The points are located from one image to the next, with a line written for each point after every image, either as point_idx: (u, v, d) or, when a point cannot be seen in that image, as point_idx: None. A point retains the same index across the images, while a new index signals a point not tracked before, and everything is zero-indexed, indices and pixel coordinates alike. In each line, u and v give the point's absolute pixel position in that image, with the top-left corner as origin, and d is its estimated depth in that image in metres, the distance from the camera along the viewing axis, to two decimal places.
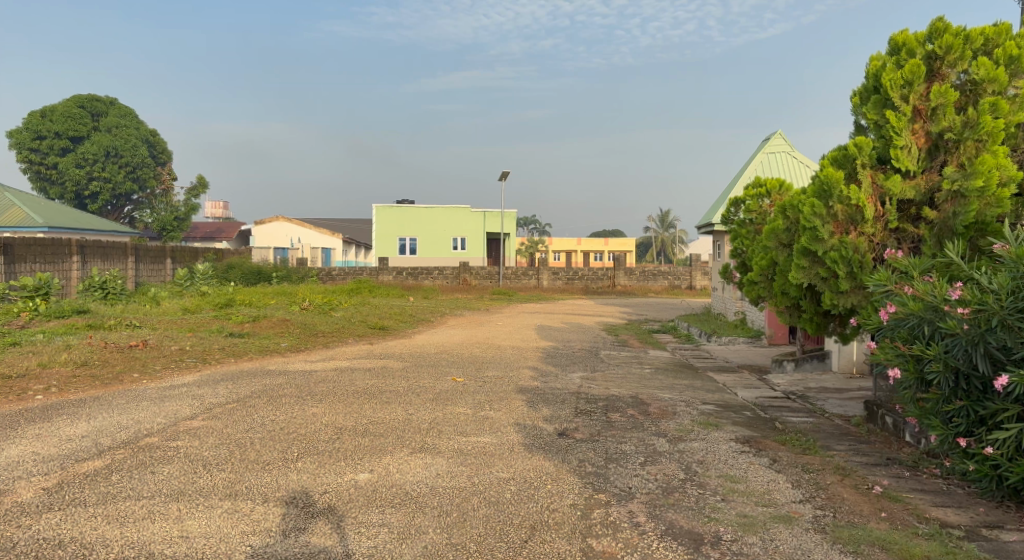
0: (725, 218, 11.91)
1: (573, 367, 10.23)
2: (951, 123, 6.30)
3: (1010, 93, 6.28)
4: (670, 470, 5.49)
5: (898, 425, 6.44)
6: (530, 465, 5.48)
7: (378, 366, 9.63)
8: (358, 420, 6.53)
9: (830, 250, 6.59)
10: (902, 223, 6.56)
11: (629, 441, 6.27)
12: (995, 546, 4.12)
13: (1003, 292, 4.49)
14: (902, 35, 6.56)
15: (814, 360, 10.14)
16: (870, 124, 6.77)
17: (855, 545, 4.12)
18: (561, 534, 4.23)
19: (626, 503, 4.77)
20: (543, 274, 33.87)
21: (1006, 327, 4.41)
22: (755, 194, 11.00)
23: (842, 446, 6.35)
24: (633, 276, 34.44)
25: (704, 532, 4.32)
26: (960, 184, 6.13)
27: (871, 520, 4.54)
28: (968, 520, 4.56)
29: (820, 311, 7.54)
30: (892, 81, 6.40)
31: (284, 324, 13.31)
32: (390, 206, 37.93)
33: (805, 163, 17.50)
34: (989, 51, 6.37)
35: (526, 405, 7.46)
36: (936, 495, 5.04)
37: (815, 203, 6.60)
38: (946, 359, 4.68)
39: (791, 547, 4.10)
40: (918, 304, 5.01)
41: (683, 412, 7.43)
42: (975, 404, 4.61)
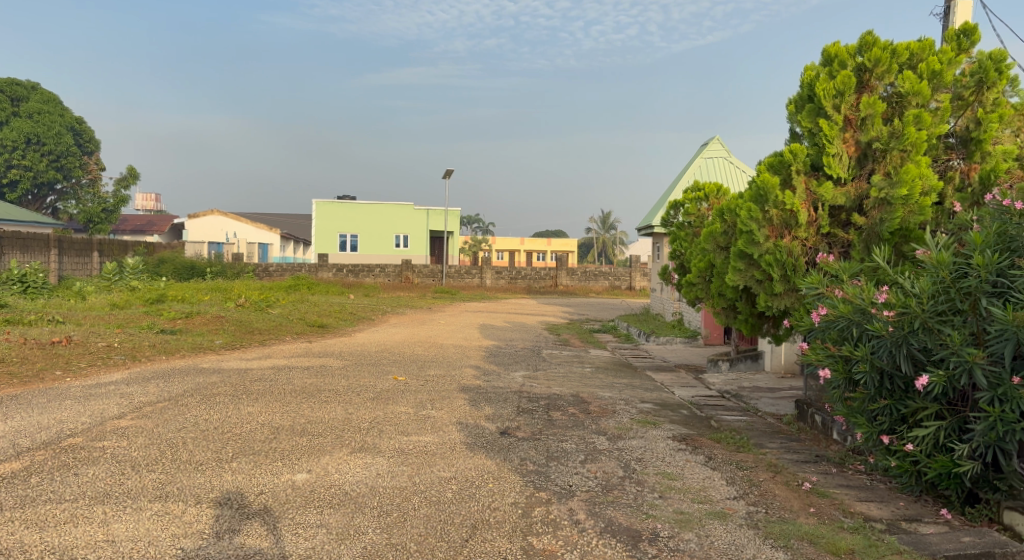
0: (664, 219, 12.24)
1: (515, 366, 10.26)
2: (878, 133, 6.54)
3: (932, 106, 6.57)
4: (610, 468, 5.57)
5: (826, 424, 6.69)
6: (471, 464, 5.47)
7: (317, 365, 9.44)
8: (295, 420, 6.39)
9: (765, 253, 6.79)
10: (834, 228, 6.80)
11: (570, 439, 6.33)
12: (914, 539, 4.31)
13: (924, 296, 4.69)
14: (834, 47, 6.79)
15: (748, 360, 10.44)
16: (804, 132, 7.00)
17: (785, 540, 4.25)
18: (502, 533, 4.24)
19: (567, 501, 4.81)
20: (486, 273, 33.90)
21: (927, 329, 4.63)
22: (693, 198, 11.19)
23: (773, 444, 6.54)
24: (574, 276, 34.87)
25: (642, 529, 4.39)
26: (886, 192, 6.40)
27: (800, 515, 4.70)
28: (889, 514, 4.76)
29: (754, 313, 7.77)
30: (825, 91, 6.62)
31: (218, 321, 12.92)
32: (330, 201, 37.34)
33: (739, 167, 17.99)
34: (914, 66, 6.64)
35: (468, 404, 7.43)
36: (860, 491, 5.25)
37: (752, 208, 6.80)
38: (872, 360, 4.86)
39: (725, 543, 4.20)
40: (847, 306, 5.16)
41: (622, 410, 7.55)
42: (897, 403, 4.85)
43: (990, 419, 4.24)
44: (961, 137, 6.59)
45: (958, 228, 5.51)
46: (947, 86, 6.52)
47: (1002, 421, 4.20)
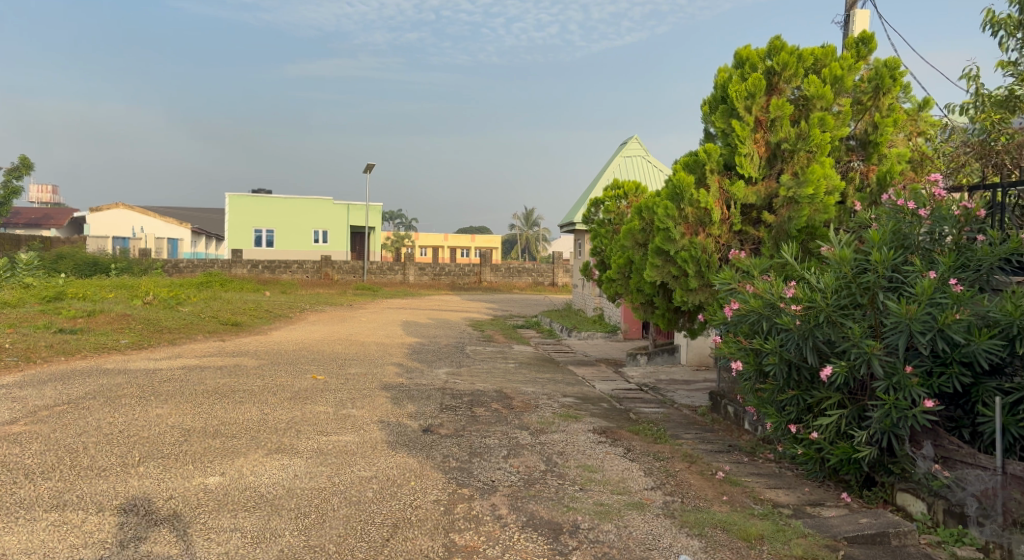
0: (585, 216, 12.35)
1: (438, 362, 10.20)
2: (786, 135, 6.82)
3: (835, 110, 6.89)
4: (532, 462, 5.61)
5: (738, 414, 6.95)
6: (392, 463, 5.39)
7: (232, 364, 9.10)
8: (208, 422, 6.14)
9: (681, 250, 7.02)
10: (745, 226, 7.08)
11: (493, 435, 6.33)
12: (817, 522, 4.53)
13: (829, 291, 4.93)
14: (745, 50, 7.03)
15: (664, 354, 10.71)
16: (718, 132, 7.23)
17: (699, 528, 4.39)
18: (423, 531, 4.20)
19: (489, 497, 4.82)
20: (408, 269, 33.54)
21: (831, 322, 4.86)
22: (613, 195, 11.38)
23: (689, 435, 6.75)
24: (498, 272, 34.91)
25: (563, 522, 4.44)
26: (793, 191, 6.68)
27: (714, 504, 4.86)
28: (795, 499, 4.99)
29: (671, 308, 7.99)
30: (737, 93, 6.85)
31: (123, 320, 12.29)
32: (244, 195, 36.01)
33: (657, 167, 18.44)
34: (818, 70, 6.95)
35: (389, 402, 7.33)
36: (769, 478, 5.47)
37: (668, 206, 6.99)
38: (781, 352, 5.07)
39: (643, 533, 4.30)
40: (758, 301, 5.37)
41: (545, 405, 7.62)
42: (804, 393, 5.09)
43: (886, 407, 4.51)
44: (860, 140, 6.95)
45: (857, 227, 5.82)
46: (847, 91, 6.87)
47: (896, 408, 4.48)
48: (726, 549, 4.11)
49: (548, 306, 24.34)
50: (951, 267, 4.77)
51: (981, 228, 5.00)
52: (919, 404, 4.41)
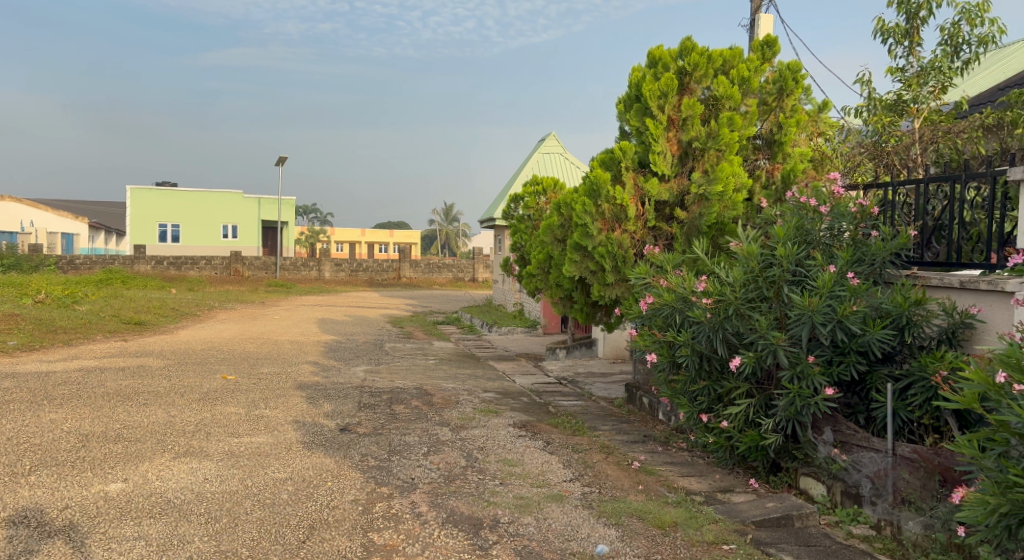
0: (505, 212, 12.39)
1: (356, 360, 10.04)
2: (697, 134, 7.03)
3: (742, 110, 7.14)
4: (452, 458, 5.60)
5: (653, 405, 7.14)
6: (308, 463, 5.28)
7: (134, 365, 8.69)
8: (109, 426, 5.84)
9: (598, 246, 7.16)
10: (659, 222, 7.27)
11: (413, 432, 6.28)
12: (727, 508, 4.71)
13: (737, 285, 5.11)
14: (658, 50, 7.18)
15: (583, 348, 10.92)
16: (633, 130, 7.38)
17: (616, 517, 4.49)
18: (341, 531, 4.13)
19: (408, 494, 4.78)
20: (324, 265, 32.86)
21: (740, 315, 5.05)
22: (533, 192, 11.43)
23: (606, 426, 6.89)
24: (417, 268, 34.71)
25: (483, 516, 4.46)
26: (704, 188, 6.91)
27: (630, 493, 4.98)
28: (707, 486, 5.17)
29: (589, 302, 8.14)
30: (650, 92, 7.00)
31: (11, 320, 11.53)
32: (146, 188, 34.42)
33: (575, 163, 18.70)
34: (727, 71, 7.18)
35: (305, 401, 7.17)
36: (682, 466, 5.65)
37: (586, 202, 7.09)
38: (693, 345, 5.23)
39: (562, 525, 4.36)
40: (671, 295, 5.52)
41: (465, 400, 7.62)
42: (715, 383, 5.28)
43: (790, 395, 4.73)
44: (766, 139, 7.24)
45: (763, 223, 6.06)
46: (754, 92, 7.13)
47: (800, 396, 4.70)
48: (642, 537, 4.22)
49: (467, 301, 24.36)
50: (848, 261, 5.03)
51: (875, 224, 5.29)
52: (820, 392, 4.65)
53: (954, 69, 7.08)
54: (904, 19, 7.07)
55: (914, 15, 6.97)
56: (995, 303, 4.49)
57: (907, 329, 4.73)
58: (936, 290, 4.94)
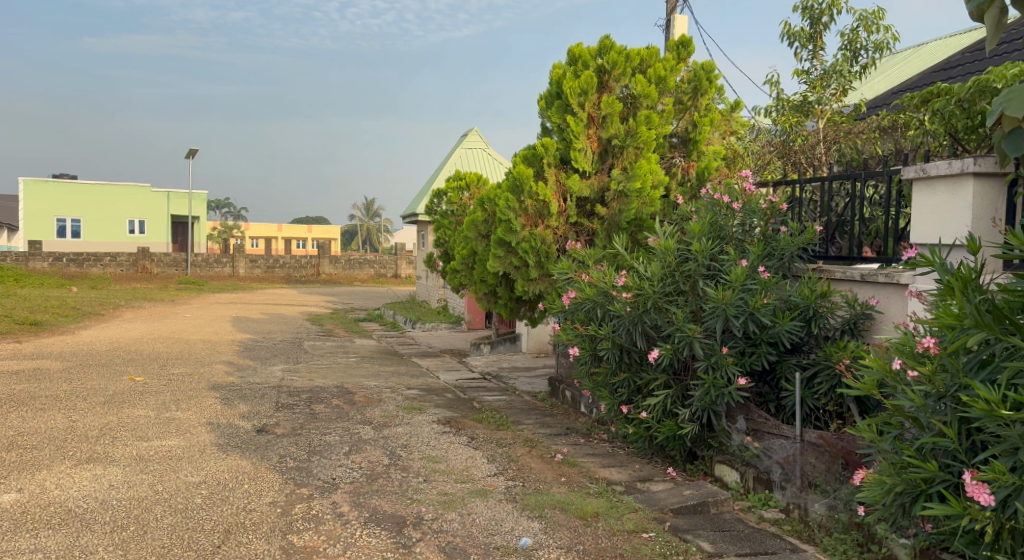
0: (428, 208, 12.30)
1: (273, 359, 9.77)
2: (616, 131, 7.16)
3: (659, 108, 7.32)
4: (374, 457, 5.53)
5: (576, 398, 7.25)
6: (223, 466, 5.11)
7: (29, 368, 8.19)
8: (2, 433, 5.49)
9: (521, 241, 7.21)
10: (580, 218, 7.37)
11: (334, 432, 6.17)
12: (646, 496, 4.82)
13: (655, 279, 5.25)
14: (578, 48, 7.27)
15: (506, 343, 10.98)
16: (554, 126, 7.44)
17: (539, 510, 4.53)
18: (258, 535, 4.02)
19: (329, 495, 4.69)
20: (239, 262, 31.84)
21: (658, 308, 5.18)
22: (456, 186, 11.35)
23: (530, 420, 6.94)
24: (338, 264, 34.10)
25: (407, 514, 4.42)
26: (623, 185, 7.05)
27: (553, 485, 5.04)
28: (627, 476, 5.28)
29: (513, 297, 8.19)
30: (571, 89, 7.07)
31: None
32: (43, 180, 32.57)
33: (497, 159, 18.71)
34: (644, 70, 7.34)
35: (219, 402, 6.94)
36: (603, 458, 5.76)
37: (509, 198, 7.12)
38: (613, 338, 5.34)
39: (486, 520, 4.37)
40: (592, 290, 5.62)
41: (388, 398, 7.54)
42: (634, 375, 5.40)
43: (705, 386, 4.89)
44: (682, 137, 7.44)
45: (679, 219, 6.22)
46: (669, 91, 7.31)
47: (714, 386, 4.86)
48: (565, 528, 4.27)
49: (387, 298, 24.09)
50: (759, 255, 5.23)
51: (783, 220, 5.51)
52: (733, 382, 4.82)
53: (853, 72, 7.46)
54: (808, 24, 7.39)
55: (818, 20, 7.29)
56: (892, 295, 4.73)
57: (814, 320, 4.96)
58: (840, 282, 5.18)
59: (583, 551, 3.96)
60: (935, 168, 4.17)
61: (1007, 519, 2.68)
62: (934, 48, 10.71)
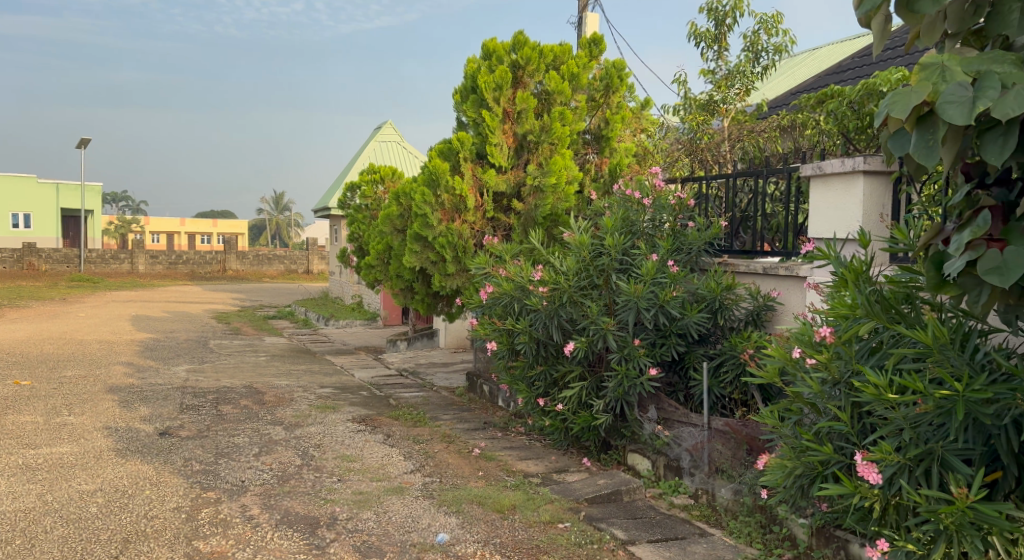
0: (341, 201, 12.04)
1: (177, 359, 9.35)
2: (531, 127, 7.19)
3: (572, 105, 7.40)
4: (286, 458, 5.38)
5: (493, 392, 7.28)
6: (122, 472, 4.85)
7: None
8: None
9: (438, 236, 7.17)
10: (497, 213, 7.38)
11: (243, 433, 5.96)
12: (562, 487, 4.89)
13: (570, 273, 5.31)
14: (492, 42, 7.26)
15: (423, 339, 10.92)
16: (469, 121, 7.41)
17: (456, 505, 4.52)
18: (161, 543, 3.83)
19: (238, 498, 4.53)
20: (138, 258, 30.32)
21: (573, 302, 5.25)
22: (370, 179, 11.07)
23: (447, 416, 6.92)
24: (246, 260, 33.00)
25: (320, 515, 4.32)
26: (539, 180, 7.10)
27: (470, 480, 5.04)
28: (544, 468, 5.34)
29: (430, 292, 8.13)
30: (485, 83, 7.06)
31: None
32: None
33: (412, 153, 18.51)
34: (557, 67, 7.41)
35: (117, 405, 6.58)
36: (521, 450, 5.80)
37: (425, 193, 7.06)
38: (530, 332, 5.38)
39: (402, 517, 4.33)
40: (509, 284, 5.64)
41: (300, 397, 7.34)
42: (550, 368, 5.46)
43: (619, 377, 4.99)
44: (595, 134, 7.56)
45: (593, 215, 6.32)
46: (582, 88, 7.41)
47: (627, 377, 4.97)
48: (482, 522, 4.27)
49: (298, 295, 23.50)
50: (669, 250, 5.38)
51: (691, 215, 5.69)
52: (645, 373, 4.94)
53: (755, 73, 7.78)
54: (713, 25, 7.64)
55: (722, 22, 7.56)
56: (792, 287, 4.99)
57: (720, 312, 5.14)
58: (743, 275, 5.40)
59: (499, 544, 3.97)
60: (830, 166, 4.38)
61: (892, 495, 2.85)
62: (828, 52, 11.30)
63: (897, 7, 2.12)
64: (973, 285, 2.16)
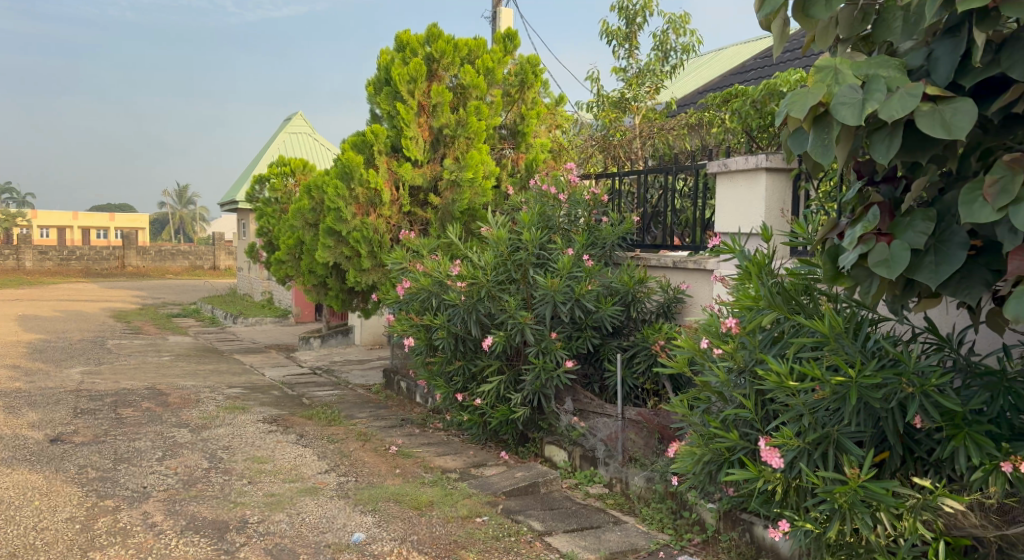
0: (250, 195, 11.64)
1: (71, 361, 8.81)
2: (447, 121, 7.13)
3: (487, 99, 7.40)
4: (192, 461, 5.16)
5: (410, 389, 7.21)
6: (8, 483, 4.53)
7: None
8: None
9: (353, 230, 7.04)
10: (413, 207, 7.31)
11: (144, 437, 5.68)
12: (480, 481, 4.89)
13: (488, 268, 5.32)
14: (406, 35, 7.17)
15: (338, 336, 10.71)
16: (383, 114, 7.29)
17: (373, 503, 4.45)
18: (53, 556, 3.60)
19: (140, 505, 4.31)
20: (25, 254, 28.41)
21: (491, 296, 5.26)
22: (279, 172, 10.79)
23: (363, 413, 6.80)
24: (146, 256, 31.48)
25: (229, 519, 4.16)
26: (455, 175, 7.07)
27: (387, 478, 4.97)
28: (462, 463, 5.33)
29: (344, 288, 7.98)
30: (399, 76, 6.97)
31: None
32: None
33: (324, 145, 18.09)
34: (472, 61, 7.39)
35: (3, 412, 6.14)
36: (438, 446, 5.77)
37: (338, 186, 6.90)
38: (448, 327, 5.36)
39: (317, 518, 4.23)
40: (427, 279, 5.60)
41: (207, 398, 7.06)
42: (468, 363, 5.45)
43: (537, 370, 5.04)
44: (511, 129, 7.59)
45: (510, 210, 6.35)
46: (497, 83, 7.41)
47: (544, 370, 5.03)
48: (398, 520, 4.22)
49: (204, 292, 22.59)
50: (584, 244, 5.46)
51: (605, 210, 5.79)
52: (562, 365, 5.01)
53: (664, 71, 8.01)
54: (624, 24, 7.80)
55: (632, 20, 7.72)
56: (699, 280, 5.14)
57: (632, 304, 5.26)
58: (655, 269, 5.50)
59: (417, 541, 3.93)
60: (734, 163, 4.55)
61: (793, 478, 2.99)
62: (732, 52, 11.73)
63: (794, 11, 2.21)
64: (864, 276, 2.29)
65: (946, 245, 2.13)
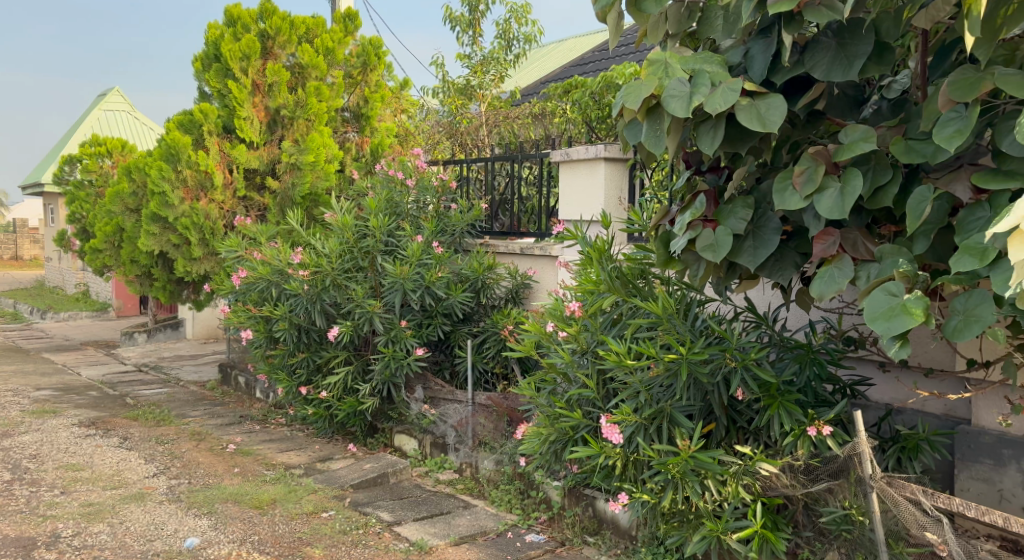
0: (57, 176, 10.50)
1: None
2: (285, 101, 6.78)
3: (328, 81, 7.13)
4: None
5: (250, 383, 6.84)
6: None
7: None
8: None
9: (180, 216, 6.56)
10: (249, 192, 6.91)
11: None
12: (326, 476, 4.73)
13: (333, 256, 5.14)
14: (236, 8, 6.72)
15: (167, 330, 9.95)
16: (213, 92, 6.81)
17: (208, 506, 4.18)
18: None
19: None
20: None
21: (337, 285, 5.11)
22: (92, 152, 9.82)
23: (196, 412, 6.36)
24: None
25: (37, 535, 3.74)
26: (296, 158, 6.76)
27: (224, 478, 4.68)
28: (306, 458, 5.13)
29: (173, 279, 7.42)
30: (230, 52, 6.52)
31: None
32: None
33: (148, 125, 16.69)
34: (311, 40, 7.07)
35: None
36: (280, 442, 5.53)
37: (162, 167, 6.38)
38: (290, 318, 5.15)
39: (143, 525, 3.90)
40: (265, 268, 5.34)
41: (9, 403, 6.30)
42: (313, 354, 5.26)
43: (386, 359, 4.94)
44: (354, 112, 7.36)
45: (354, 196, 6.16)
46: (338, 64, 7.14)
47: (394, 359, 4.94)
48: (237, 521, 3.99)
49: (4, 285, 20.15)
50: (433, 231, 5.42)
51: (453, 197, 5.78)
52: (412, 353, 4.96)
53: (507, 60, 8.10)
54: (467, 10, 7.80)
55: (476, 8, 7.74)
56: (545, 266, 5.29)
57: (481, 291, 5.28)
58: (503, 256, 5.57)
59: (257, 541, 3.74)
60: (575, 152, 4.69)
61: (631, 452, 3.13)
62: (572, 44, 12.08)
63: (626, 5, 2.30)
64: (693, 260, 2.45)
65: (762, 231, 2.32)
